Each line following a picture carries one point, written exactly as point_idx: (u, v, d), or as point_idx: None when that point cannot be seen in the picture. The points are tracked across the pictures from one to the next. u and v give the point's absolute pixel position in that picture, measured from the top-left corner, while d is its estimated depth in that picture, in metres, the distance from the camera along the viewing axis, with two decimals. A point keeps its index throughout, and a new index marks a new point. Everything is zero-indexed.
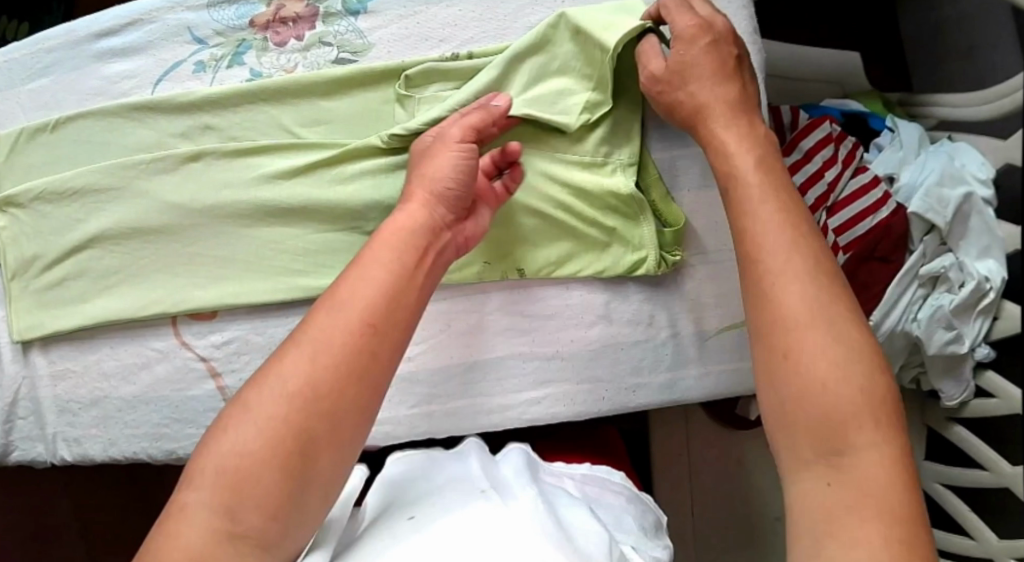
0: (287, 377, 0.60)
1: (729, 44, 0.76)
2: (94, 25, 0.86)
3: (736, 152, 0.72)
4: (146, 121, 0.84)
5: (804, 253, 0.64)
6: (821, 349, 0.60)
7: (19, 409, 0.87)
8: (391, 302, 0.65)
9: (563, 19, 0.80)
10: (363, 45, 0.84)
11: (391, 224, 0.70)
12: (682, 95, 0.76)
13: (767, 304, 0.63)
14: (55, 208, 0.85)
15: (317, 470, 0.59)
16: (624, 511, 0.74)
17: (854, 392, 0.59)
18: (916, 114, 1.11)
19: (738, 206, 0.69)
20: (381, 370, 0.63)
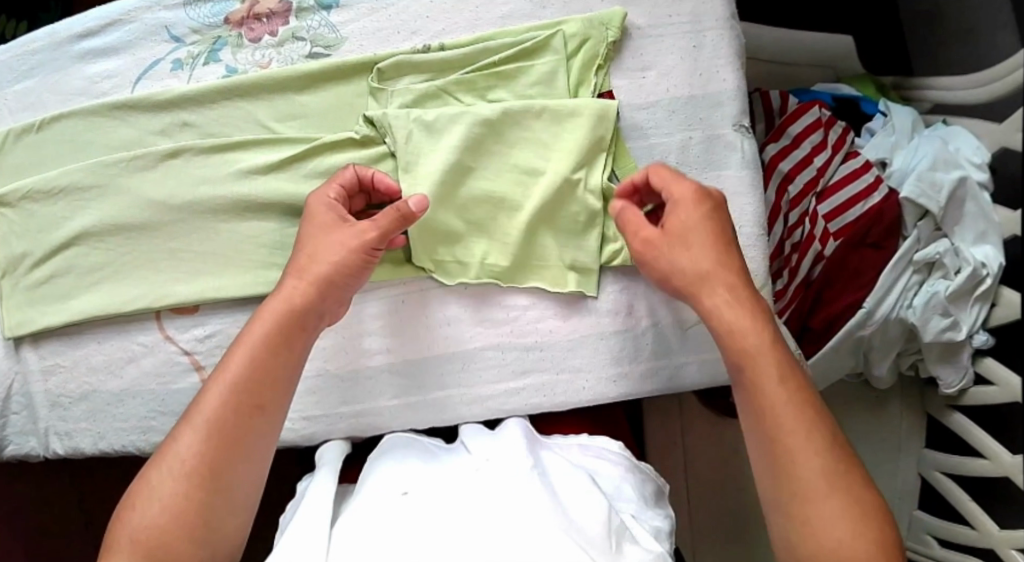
0: (184, 451, 0.67)
1: (722, 212, 0.75)
2: (76, 27, 0.87)
3: (715, 293, 0.72)
4: (127, 119, 0.85)
5: (807, 420, 0.67)
6: (839, 514, 0.64)
7: (12, 403, 0.89)
8: (275, 380, 0.71)
9: (556, 31, 0.80)
10: (337, 39, 0.84)
11: (277, 302, 0.73)
12: (659, 254, 0.74)
13: (782, 472, 0.66)
14: (41, 207, 0.86)
15: (214, 529, 0.66)
16: (623, 481, 0.77)
17: (847, 539, 0.63)
18: (910, 98, 1.05)
19: (738, 353, 0.70)
20: (265, 439, 0.70)
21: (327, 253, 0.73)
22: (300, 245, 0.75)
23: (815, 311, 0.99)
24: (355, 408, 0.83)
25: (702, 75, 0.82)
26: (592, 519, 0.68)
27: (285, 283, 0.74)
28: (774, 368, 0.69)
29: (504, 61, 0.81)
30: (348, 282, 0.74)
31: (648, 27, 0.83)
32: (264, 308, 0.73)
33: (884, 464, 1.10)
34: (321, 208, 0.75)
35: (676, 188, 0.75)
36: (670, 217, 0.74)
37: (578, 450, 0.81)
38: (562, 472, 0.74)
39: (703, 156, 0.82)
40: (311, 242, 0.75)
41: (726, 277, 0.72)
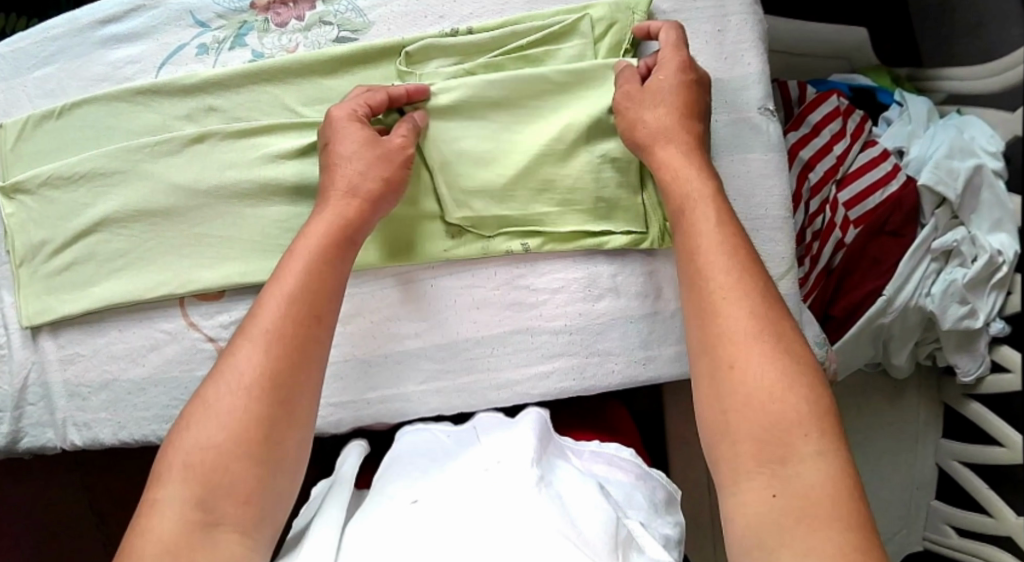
0: (243, 366, 0.66)
1: (703, 89, 0.77)
2: (98, 12, 0.87)
3: (656, 103, 0.76)
4: (151, 104, 0.85)
5: (740, 263, 0.67)
6: (732, 287, 0.66)
7: (29, 395, 0.87)
8: (321, 277, 0.72)
9: (585, 17, 0.81)
10: (364, 23, 0.84)
11: (324, 218, 0.74)
12: (633, 105, 0.76)
13: (707, 316, 0.66)
14: (62, 193, 0.85)
15: (278, 446, 0.65)
16: (633, 488, 0.76)
17: (747, 313, 0.64)
18: (923, 88, 1.07)
19: (677, 199, 0.73)
20: (319, 347, 0.70)
21: (376, 172, 0.75)
22: (337, 161, 0.76)
23: (837, 298, 0.99)
24: (382, 394, 0.83)
25: (727, 59, 0.83)
26: (597, 530, 0.64)
27: (328, 196, 0.75)
28: (712, 217, 0.70)
29: (534, 45, 0.81)
30: (385, 205, 0.77)
31: (673, 12, 0.83)
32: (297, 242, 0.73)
33: (901, 457, 1.09)
34: (355, 123, 0.76)
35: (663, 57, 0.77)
36: (656, 78, 0.77)
37: (589, 457, 0.79)
38: (569, 477, 0.71)
39: (730, 139, 0.82)
40: (356, 151, 0.75)
41: (671, 102, 0.76)
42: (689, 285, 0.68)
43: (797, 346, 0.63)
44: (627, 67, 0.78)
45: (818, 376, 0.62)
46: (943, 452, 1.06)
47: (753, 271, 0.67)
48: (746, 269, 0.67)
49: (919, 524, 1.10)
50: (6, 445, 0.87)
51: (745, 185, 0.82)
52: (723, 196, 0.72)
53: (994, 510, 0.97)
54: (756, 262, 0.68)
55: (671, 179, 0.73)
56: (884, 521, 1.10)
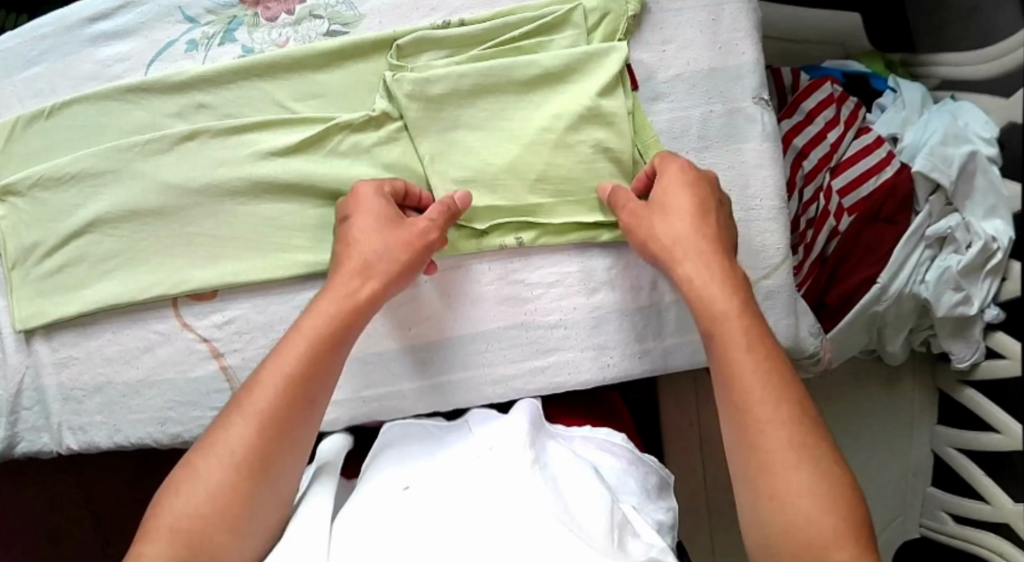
0: (235, 439, 0.67)
1: (712, 189, 0.76)
2: (86, 9, 0.86)
3: (674, 205, 0.75)
4: (140, 102, 0.84)
5: (777, 385, 0.66)
6: (768, 406, 0.65)
7: (23, 399, 0.86)
8: (320, 363, 0.71)
9: (577, 6, 0.80)
10: (354, 17, 0.83)
11: (329, 300, 0.73)
12: (643, 222, 0.75)
13: (746, 439, 0.65)
14: (53, 194, 0.84)
15: (258, 522, 0.66)
16: (626, 473, 0.76)
17: (785, 433, 0.64)
18: (917, 75, 1.07)
19: (707, 318, 0.70)
20: (310, 432, 0.70)
21: (392, 254, 0.75)
22: (352, 238, 0.75)
23: (830, 288, 0.99)
24: (379, 391, 0.82)
25: (721, 49, 0.82)
26: (594, 515, 0.64)
27: (340, 276, 0.74)
28: (743, 338, 0.68)
29: (526, 36, 0.80)
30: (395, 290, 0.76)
31: (667, 1, 0.82)
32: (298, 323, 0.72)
33: (895, 441, 1.10)
34: (371, 197, 0.76)
35: (672, 166, 0.76)
36: (658, 188, 0.76)
37: (580, 441, 0.79)
38: (563, 461, 0.71)
39: (724, 129, 0.82)
40: (369, 233, 0.75)
41: (689, 202, 0.75)
42: (723, 400, 0.68)
43: (836, 464, 0.63)
44: (614, 193, 0.77)
45: (855, 495, 0.62)
46: (937, 437, 1.07)
47: (788, 393, 0.66)
48: (778, 380, 0.66)
49: (914, 511, 1.10)
50: (2, 450, 0.86)
51: (740, 176, 0.82)
52: (749, 299, 0.72)
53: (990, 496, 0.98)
54: (789, 373, 0.67)
55: (693, 286, 0.72)
56: (880, 506, 1.11)
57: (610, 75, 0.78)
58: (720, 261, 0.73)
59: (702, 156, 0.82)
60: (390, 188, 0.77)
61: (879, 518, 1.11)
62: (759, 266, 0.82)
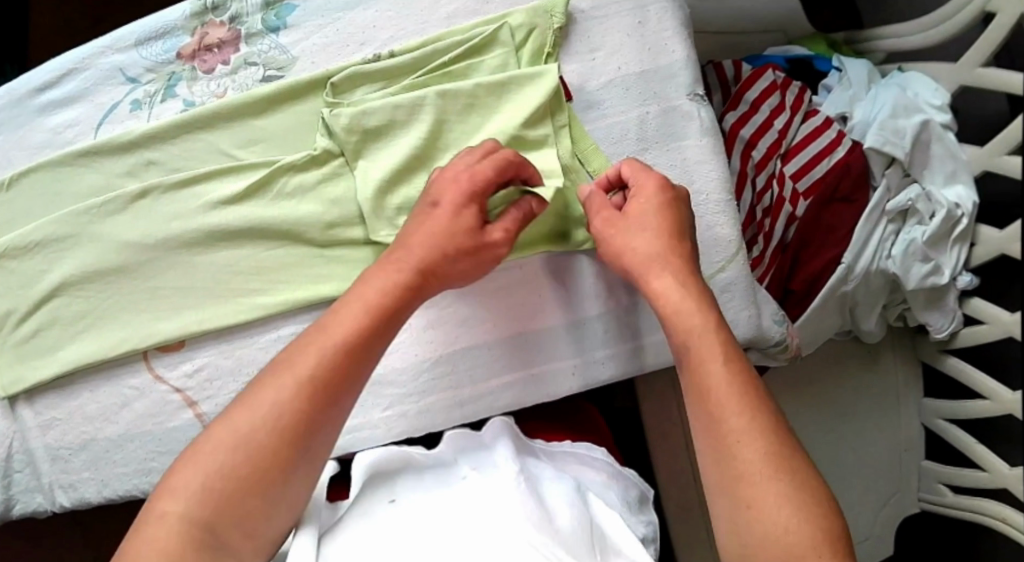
0: (250, 434, 0.64)
1: (686, 208, 0.76)
2: (33, 80, 0.88)
3: (642, 215, 0.74)
4: (93, 165, 0.86)
5: (751, 396, 0.64)
6: (746, 416, 0.63)
7: (15, 461, 0.88)
8: (357, 363, 0.68)
9: (502, 28, 0.81)
10: (288, 60, 0.85)
11: (362, 292, 0.70)
12: (616, 233, 0.74)
13: (720, 453, 0.63)
14: (19, 263, 0.86)
15: (248, 524, 0.63)
16: (606, 488, 0.78)
17: (762, 444, 0.62)
18: (863, 51, 1.06)
19: (679, 331, 0.68)
20: (328, 434, 0.66)
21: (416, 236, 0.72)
22: (423, 221, 0.73)
23: (794, 273, 0.98)
24: (350, 423, 0.81)
25: (651, 50, 0.83)
26: (573, 529, 0.66)
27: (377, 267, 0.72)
28: (719, 349, 0.66)
29: (455, 60, 0.81)
30: (453, 284, 0.75)
31: (591, 9, 0.83)
32: (342, 308, 0.69)
33: (886, 418, 1.09)
34: (455, 193, 0.73)
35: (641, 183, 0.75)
36: (631, 201, 0.75)
37: (563, 457, 0.81)
38: (543, 476, 0.74)
39: (662, 129, 0.82)
40: (437, 229, 0.73)
41: (657, 215, 0.73)
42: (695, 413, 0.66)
43: (812, 474, 0.61)
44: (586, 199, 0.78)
45: (829, 502, 0.60)
46: (927, 411, 1.05)
47: (760, 401, 0.64)
48: (754, 391, 0.65)
49: (912, 487, 1.08)
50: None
51: (684, 174, 0.82)
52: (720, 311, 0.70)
53: (987, 464, 0.95)
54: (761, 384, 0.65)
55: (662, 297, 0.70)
56: (876, 485, 1.08)
57: (545, 91, 0.79)
58: (688, 277, 0.71)
59: (644, 158, 0.82)
60: (491, 181, 0.73)
61: (877, 497, 1.08)
62: (712, 259, 0.81)
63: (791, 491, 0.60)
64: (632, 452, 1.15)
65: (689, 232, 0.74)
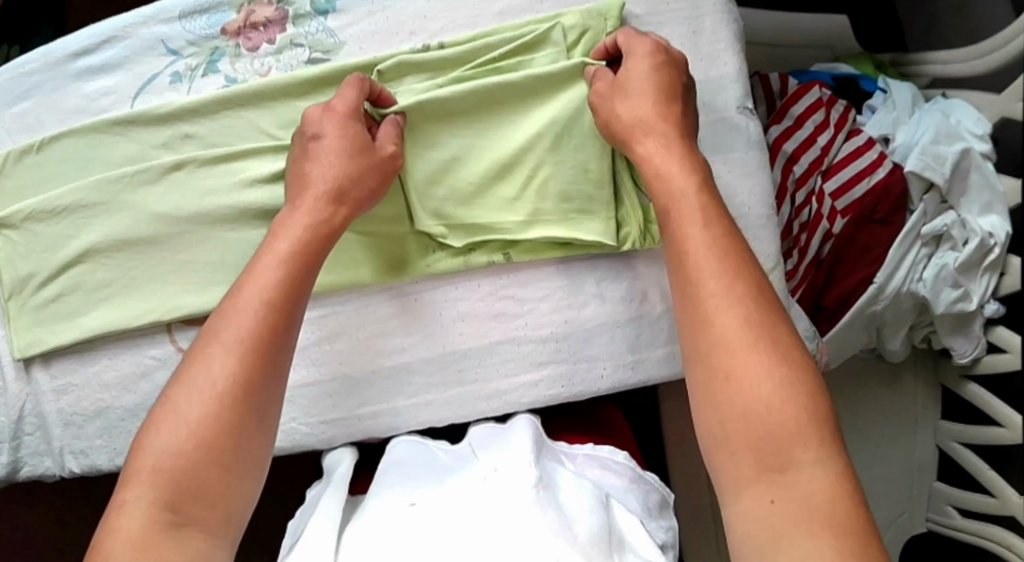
0: (190, 411, 0.64)
1: (679, 70, 0.76)
2: (71, 45, 0.87)
3: (627, 82, 0.75)
4: (128, 133, 0.85)
5: (732, 266, 0.64)
6: (726, 286, 0.63)
7: (26, 425, 0.87)
8: (285, 305, 0.69)
9: (556, 28, 0.80)
10: (335, 44, 0.84)
11: (290, 234, 0.72)
12: (608, 101, 0.75)
13: (700, 320, 0.63)
14: (45, 226, 0.86)
15: (215, 482, 0.62)
16: (626, 491, 0.77)
17: (742, 315, 0.62)
18: (908, 74, 1.06)
19: (665, 197, 0.70)
20: (276, 381, 0.67)
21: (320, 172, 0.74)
22: (314, 162, 0.75)
23: (827, 288, 0.98)
24: (373, 409, 0.81)
25: (703, 59, 0.82)
26: (592, 537, 0.65)
27: (299, 212, 0.74)
28: (701, 218, 0.68)
29: (505, 56, 0.81)
30: (366, 207, 0.77)
31: (646, 15, 0.83)
32: (258, 262, 0.71)
33: (901, 440, 1.08)
34: (330, 119, 0.75)
35: (633, 52, 0.76)
36: (626, 69, 0.75)
37: (583, 460, 0.80)
38: (563, 486, 0.71)
39: (708, 139, 0.82)
40: (330, 158, 0.74)
41: (654, 85, 0.74)
42: (680, 287, 0.66)
43: (799, 348, 0.61)
44: (589, 77, 0.78)
45: (818, 383, 0.60)
46: (943, 435, 1.05)
47: (743, 271, 0.64)
48: (740, 267, 0.65)
49: (920, 507, 1.07)
50: (6, 475, 0.88)
51: (727, 186, 0.82)
52: (711, 188, 0.71)
53: (999, 492, 0.94)
54: (751, 259, 0.66)
55: (658, 172, 0.71)
56: (886, 505, 1.07)
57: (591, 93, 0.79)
58: (675, 147, 0.72)
59: None
60: (352, 99, 0.76)
61: (886, 515, 1.07)
62: None
63: (774, 363, 0.60)
64: (644, 456, 1.15)
65: (681, 97, 0.75)
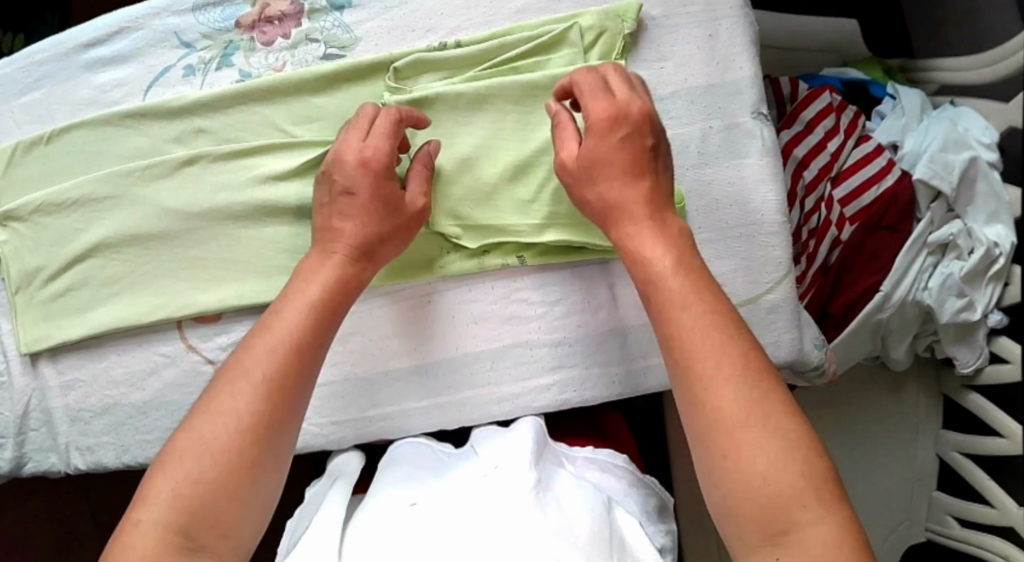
0: (215, 443, 0.63)
1: (643, 136, 0.73)
2: (82, 35, 0.86)
3: (592, 157, 0.73)
4: (139, 127, 0.85)
5: (725, 329, 0.64)
6: (722, 349, 0.63)
7: (31, 420, 0.87)
8: (304, 352, 0.68)
9: (573, 28, 0.80)
10: (351, 39, 0.83)
11: (315, 278, 0.72)
12: (582, 186, 0.74)
13: (695, 389, 0.62)
14: (54, 219, 0.85)
15: (224, 523, 0.61)
16: (626, 495, 0.79)
17: (739, 382, 0.61)
18: (916, 79, 1.07)
19: (645, 265, 0.69)
20: (290, 430, 0.66)
21: (352, 214, 0.74)
22: (343, 211, 0.75)
23: (835, 295, 0.99)
24: (385, 410, 0.81)
25: (719, 64, 0.82)
26: (594, 542, 0.65)
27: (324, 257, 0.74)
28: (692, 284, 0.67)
29: (522, 56, 0.80)
30: (390, 255, 0.77)
31: (663, 18, 0.83)
32: (283, 305, 0.70)
33: (901, 447, 1.09)
34: (364, 174, 0.74)
35: (592, 119, 0.74)
36: (589, 147, 0.74)
37: (584, 463, 0.82)
38: (563, 484, 0.72)
39: (723, 145, 0.82)
40: (359, 210, 0.74)
41: (619, 156, 0.73)
42: (670, 352, 0.65)
43: (796, 410, 0.61)
44: (556, 137, 0.76)
45: (815, 441, 0.60)
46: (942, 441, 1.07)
47: (736, 334, 0.64)
48: (733, 329, 0.64)
49: (920, 515, 1.08)
50: (11, 471, 0.87)
51: (741, 192, 0.82)
52: (689, 248, 0.70)
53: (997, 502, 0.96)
54: (742, 321, 0.65)
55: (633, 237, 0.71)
56: (884, 513, 1.08)
57: None
58: (652, 218, 0.71)
59: (701, 173, 0.82)
60: (386, 151, 0.75)
61: (884, 524, 1.08)
62: (760, 281, 0.81)
63: (779, 425, 0.59)
64: (648, 456, 1.15)
65: (649, 168, 0.73)
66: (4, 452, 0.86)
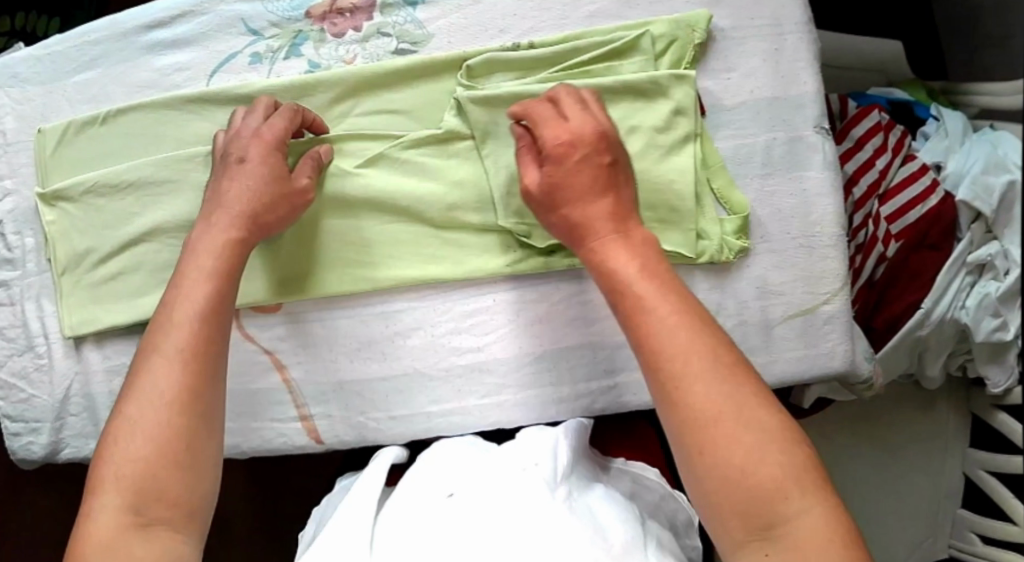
0: (150, 420, 0.63)
1: (603, 153, 0.71)
2: (144, 17, 0.86)
3: (558, 173, 0.70)
4: (203, 112, 0.84)
5: (692, 325, 0.61)
6: (687, 348, 0.60)
7: (71, 405, 0.86)
8: (217, 321, 0.68)
9: (646, 35, 0.80)
10: (423, 36, 0.84)
11: (221, 249, 0.72)
12: (549, 209, 0.71)
13: (664, 390, 0.60)
14: (107, 201, 0.84)
15: (172, 494, 0.62)
16: (660, 506, 0.80)
17: (707, 381, 0.59)
18: (957, 102, 1.08)
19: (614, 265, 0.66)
20: (212, 395, 0.66)
21: (240, 187, 0.75)
22: (233, 177, 0.75)
23: (877, 312, 1.02)
24: (444, 407, 0.81)
25: (784, 77, 0.83)
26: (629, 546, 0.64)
27: (221, 228, 0.73)
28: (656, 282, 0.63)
29: (595, 60, 0.81)
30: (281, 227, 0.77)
31: (732, 29, 0.84)
32: (189, 278, 0.70)
33: (929, 464, 1.10)
34: (258, 143, 0.76)
35: (554, 136, 0.72)
36: (552, 168, 0.71)
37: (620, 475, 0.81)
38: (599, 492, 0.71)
39: (787, 157, 0.83)
40: (249, 177, 0.75)
41: (586, 166, 0.70)
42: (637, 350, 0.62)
43: (767, 399, 0.59)
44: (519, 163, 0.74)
45: (790, 428, 0.59)
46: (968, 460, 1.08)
47: (703, 330, 0.61)
48: (700, 324, 0.61)
49: (944, 532, 1.10)
50: (47, 456, 0.86)
51: (802, 203, 0.83)
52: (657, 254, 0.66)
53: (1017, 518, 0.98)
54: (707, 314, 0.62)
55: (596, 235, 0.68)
56: (909, 528, 1.11)
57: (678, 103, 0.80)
58: (623, 221, 0.68)
59: (765, 183, 0.83)
60: (281, 128, 0.77)
61: (910, 539, 1.11)
62: (818, 291, 0.82)
63: (747, 421, 0.58)
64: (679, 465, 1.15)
65: (621, 185, 0.70)
66: (39, 437, 0.86)
